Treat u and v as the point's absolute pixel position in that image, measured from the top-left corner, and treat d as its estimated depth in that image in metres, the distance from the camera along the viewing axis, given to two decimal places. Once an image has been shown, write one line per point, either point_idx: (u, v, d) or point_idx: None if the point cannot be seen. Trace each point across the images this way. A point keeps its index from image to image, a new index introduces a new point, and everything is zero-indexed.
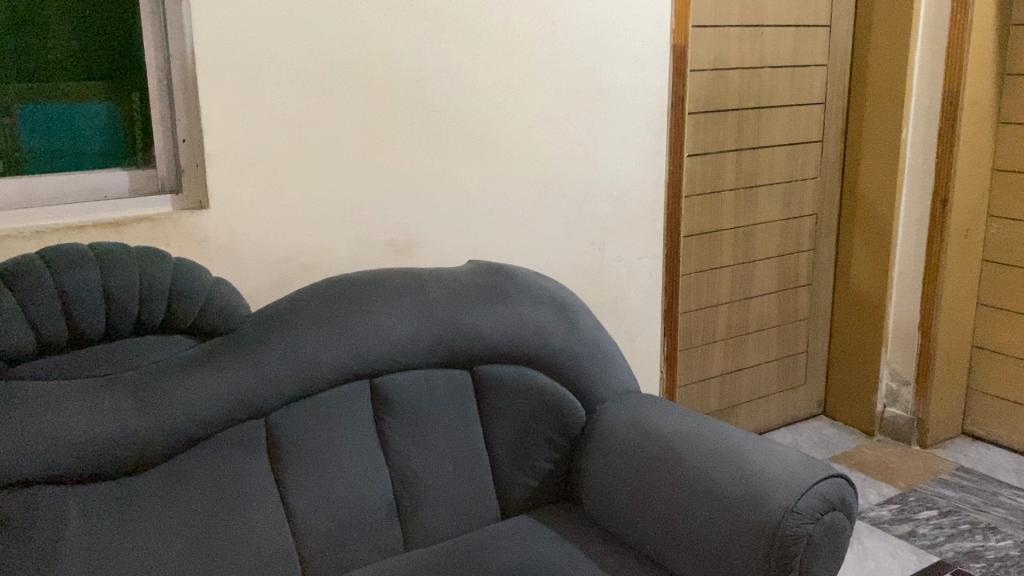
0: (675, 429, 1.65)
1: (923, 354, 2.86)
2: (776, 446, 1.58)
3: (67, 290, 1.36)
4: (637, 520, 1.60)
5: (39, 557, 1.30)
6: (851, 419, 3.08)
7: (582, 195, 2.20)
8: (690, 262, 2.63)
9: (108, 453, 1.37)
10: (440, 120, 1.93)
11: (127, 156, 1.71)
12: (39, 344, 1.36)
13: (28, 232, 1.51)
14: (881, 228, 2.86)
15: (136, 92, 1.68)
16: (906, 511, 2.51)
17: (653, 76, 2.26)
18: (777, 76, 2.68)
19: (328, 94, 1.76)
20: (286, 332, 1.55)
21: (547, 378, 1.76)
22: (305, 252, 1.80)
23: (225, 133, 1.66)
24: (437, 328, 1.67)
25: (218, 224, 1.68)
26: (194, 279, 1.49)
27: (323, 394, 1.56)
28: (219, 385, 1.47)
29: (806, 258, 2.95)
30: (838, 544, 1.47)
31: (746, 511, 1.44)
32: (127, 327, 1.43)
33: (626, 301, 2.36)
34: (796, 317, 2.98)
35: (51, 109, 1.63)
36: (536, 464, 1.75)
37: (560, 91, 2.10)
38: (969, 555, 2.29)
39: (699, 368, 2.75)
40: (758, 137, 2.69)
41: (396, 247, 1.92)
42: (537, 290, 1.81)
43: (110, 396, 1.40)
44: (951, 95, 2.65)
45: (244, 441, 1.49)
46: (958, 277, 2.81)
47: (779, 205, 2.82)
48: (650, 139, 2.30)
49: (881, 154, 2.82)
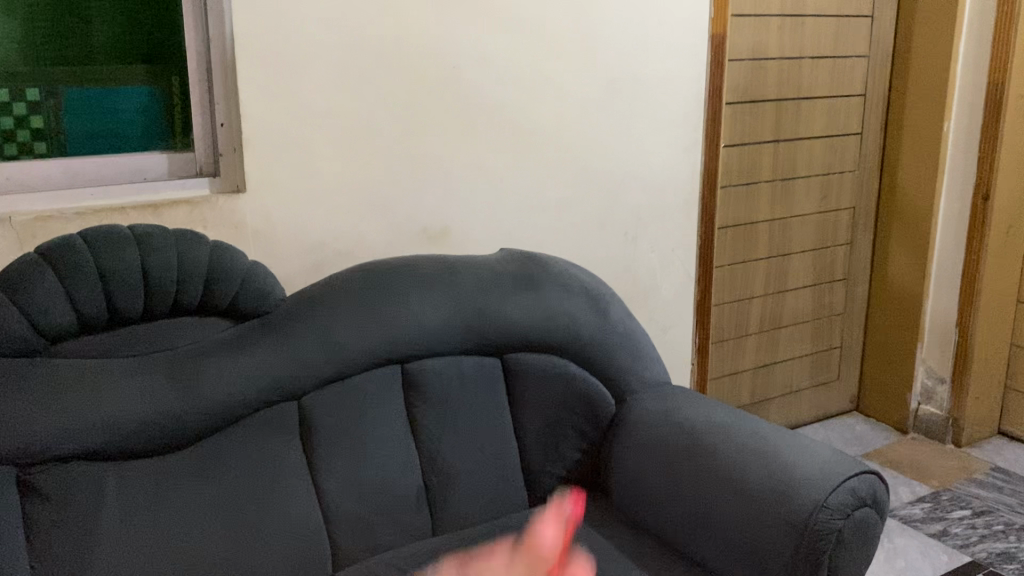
0: (706, 422, 1.65)
1: (959, 352, 2.82)
2: (808, 441, 1.57)
3: (106, 272, 1.38)
4: (665, 511, 1.60)
5: (76, 535, 1.33)
6: (884, 416, 3.05)
7: (617, 185, 2.19)
8: (725, 254, 2.61)
9: (144, 433, 1.39)
10: (478, 108, 1.93)
11: (166, 139, 1.73)
12: (80, 324, 1.37)
13: (70, 213, 1.53)
14: (920, 223, 2.82)
15: (177, 76, 1.70)
16: (938, 510, 2.48)
17: (691, 67, 2.24)
18: (817, 67, 2.64)
19: (363, 79, 1.77)
20: (320, 316, 1.56)
21: (577, 368, 1.77)
22: (340, 238, 1.81)
23: (262, 116, 1.67)
24: (468, 316, 1.67)
25: (255, 208, 1.70)
26: (229, 262, 1.49)
27: (355, 378, 1.58)
28: (254, 368, 1.49)
29: (842, 253, 2.92)
30: (870, 541, 1.45)
31: (776, 505, 1.44)
32: (164, 308, 1.44)
33: (659, 293, 2.35)
34: (831, 311, 2.96)
35: (94, 93, 1.65)
36: (563, 454, 1.76)
37: (598, 78, 2.09)
38: (1002, 556, 2.26)
39: (731, 361, 2.73)
40: (795, 129, 2.66)
41: (430, 234, 1.93)
42: (569, 279, 1.81)
43: (149, 377, 1.41)
44: (996, 89, 2.60)
45: (278, 423, 1.51)
46: (998, 273, 2.76)
47: (816, 198, 2.78)
48: (688, 129, 2.28)
49: (923, 148, 2.77)
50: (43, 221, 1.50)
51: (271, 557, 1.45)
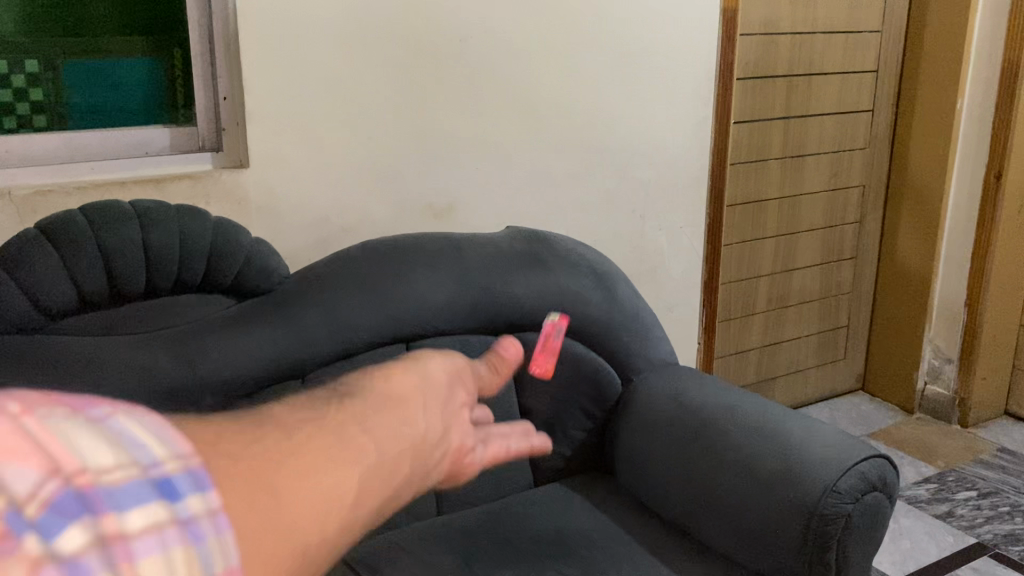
0: (714, 403, 1.63)
1: (968, 332, 2.79)
2: (817, 423, 1.55)
3: (108, 247, 1.36)
4: (672, 492, 1.59)
5: None
6: (890, 395, 3.04)
7: (626, 162, 2.16)
8: (732, 231, 2.59)
9: (147, 410, 1.38)
10: (486, 81, 1.90)
11: (169, 112, 1.71)
12: (81, 301, 1.35)
13: (71, 187, 1.50)
14: (930, 202, 2.78)
15: (179, 47, 1.67)
16: (943, 491, 2.47)
17: (701, 41, 2.20)
18: (830, 42, 2.60)
19: (368, 53, 1.73)
20: (325, 294, 1.54)
21: (583, 347, 1.75)
22: (345, 214, 1.78)
23: (266, 89, 1.64)
24: (473, 294, 1.65)
25: (259, 182, 1.67)
26: (232, 239, 1.47)
27: (360, 356, 1.57)
28: (258, 345, 1.47)
29: (851, 231, 2.89)
30: (879, 525, 1.43)
31: (785, 488, 1.42)
32: (166, 285, 1.42)
33: (666, 272, 2.33)
34: (839, 290, 2.93)
35: (95, 66, 1.61)
36: (568, 433, 1.76)
37: (607, 52, 2.05)
38: (1007, 538, 2.25)
39: (737, 339, 2.71)
40: (806, 106, 2.62)
41: (435, 210, 1.91)
42: (575, 257, 1.79)
43: (151, 353, 1.39)
44: (1012, 65, 2.56)
45: (282, 402, 1.49)
46: (1009, 253, 2.73)
47: (826, 175, 2.75)
48: (698, 104, 2.24)
49: (934, 125, 2.73)
50: (44, 196, 1.48)
51: None
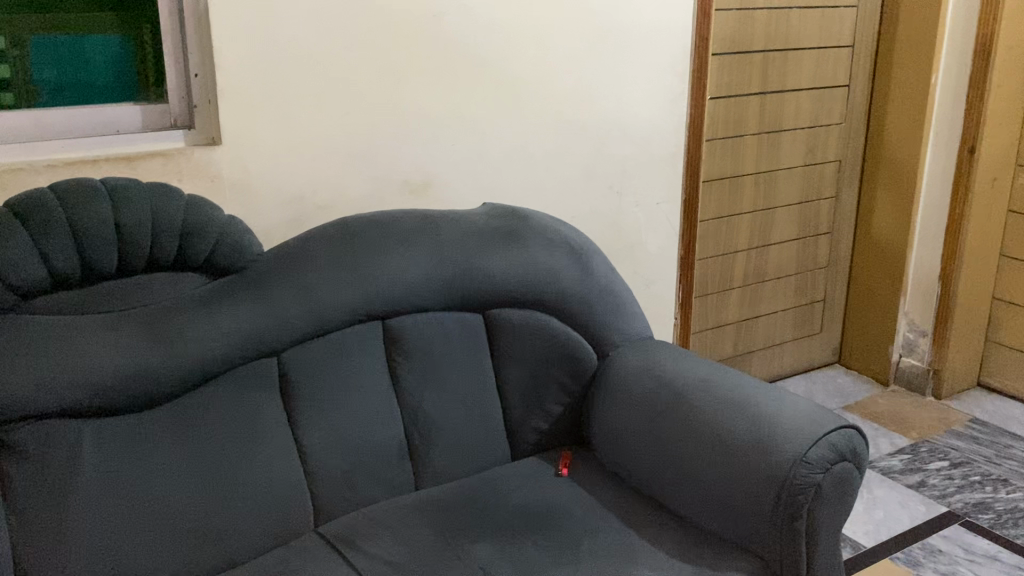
0: (687, 377, 1.64)
1: (943, 305, 2.84)
2: (788, 395, 1.57)
3: (78, 225, 1.35)
4: (646, 464, 1.61)
5: (54, 492, 1.32)
6: (865, 367, 3.07)
7: (602, 139, 2.16)
8: (709, 206, 2.60)
9: (120, 389, 1.37)
10: (461, 58, 1.89)
11: (140, 91, 1.69)
12: (52, 280, 1.35)
13: (40, 165, 1.49)
14: (905, 178, 2.80)
15: (147, 24, 1.65)
16: (917, 461, 2.52)
17: (677, 16, 2.19)
18: (806, 17, 2.60)
19: (341, 29, 1.72)
20: (299, 272, 1.54)
21: (559, 323, 1.76)
22: (319, 192, 1.78)
23: (238, 66, 1.63)
24: (449, 271, 1.66)
25: (232, 159, 1.66)
26: (206, 217, 1.47)
27: (335, 334, 1.57)
28: (232, 324, 1.47)
29: (827, 206, 2.90)
30: (847, 494, 1.45)
31: (758, 460, 1.44)
32: (138, 264, 1.42)
33: (643, 248, 2.34)
34: (815, 265, 2.96)
35: (60, 41, 1.61)
36: (546, 407, 1.76)
37: (582, 27, 2.04)
38: (977, 506, 2.29)
39: (714, 315, 2.73)
40: (782, 81, 2.63)
41: (412, 187, 1.91)
42: (552, 233, 1.79)
43: (124, 333, 1.39)
44: (985, 38, 2.59)
45: (257, 379, 1.50)
46: (983, 226, 2.76)
47: (802, 150, 2.76)
48: (674, 79, 2.24)
49: (908, 100, 2.75)
50: (12, 173, 1.47)
51: (252, 512, 1.46)
